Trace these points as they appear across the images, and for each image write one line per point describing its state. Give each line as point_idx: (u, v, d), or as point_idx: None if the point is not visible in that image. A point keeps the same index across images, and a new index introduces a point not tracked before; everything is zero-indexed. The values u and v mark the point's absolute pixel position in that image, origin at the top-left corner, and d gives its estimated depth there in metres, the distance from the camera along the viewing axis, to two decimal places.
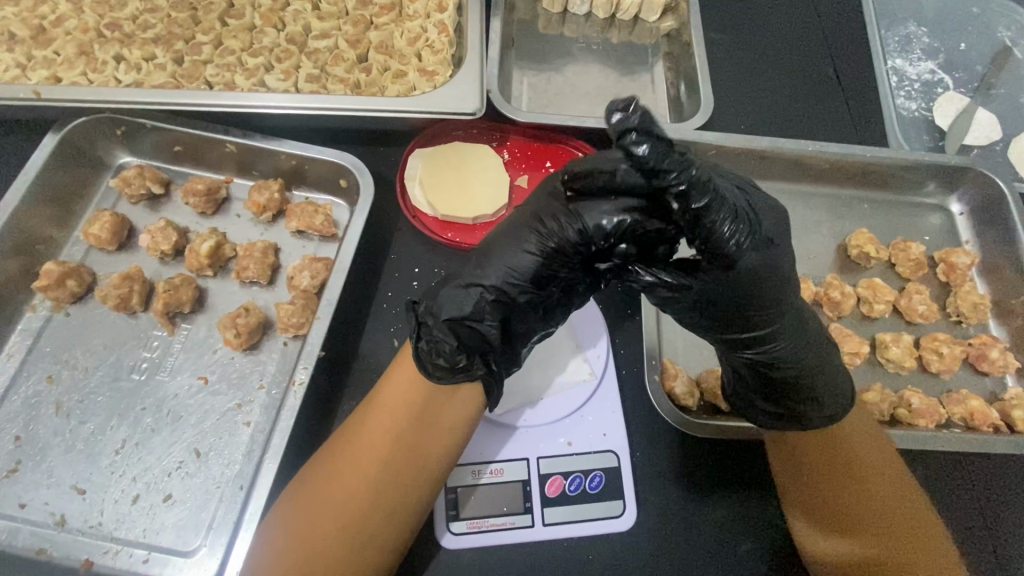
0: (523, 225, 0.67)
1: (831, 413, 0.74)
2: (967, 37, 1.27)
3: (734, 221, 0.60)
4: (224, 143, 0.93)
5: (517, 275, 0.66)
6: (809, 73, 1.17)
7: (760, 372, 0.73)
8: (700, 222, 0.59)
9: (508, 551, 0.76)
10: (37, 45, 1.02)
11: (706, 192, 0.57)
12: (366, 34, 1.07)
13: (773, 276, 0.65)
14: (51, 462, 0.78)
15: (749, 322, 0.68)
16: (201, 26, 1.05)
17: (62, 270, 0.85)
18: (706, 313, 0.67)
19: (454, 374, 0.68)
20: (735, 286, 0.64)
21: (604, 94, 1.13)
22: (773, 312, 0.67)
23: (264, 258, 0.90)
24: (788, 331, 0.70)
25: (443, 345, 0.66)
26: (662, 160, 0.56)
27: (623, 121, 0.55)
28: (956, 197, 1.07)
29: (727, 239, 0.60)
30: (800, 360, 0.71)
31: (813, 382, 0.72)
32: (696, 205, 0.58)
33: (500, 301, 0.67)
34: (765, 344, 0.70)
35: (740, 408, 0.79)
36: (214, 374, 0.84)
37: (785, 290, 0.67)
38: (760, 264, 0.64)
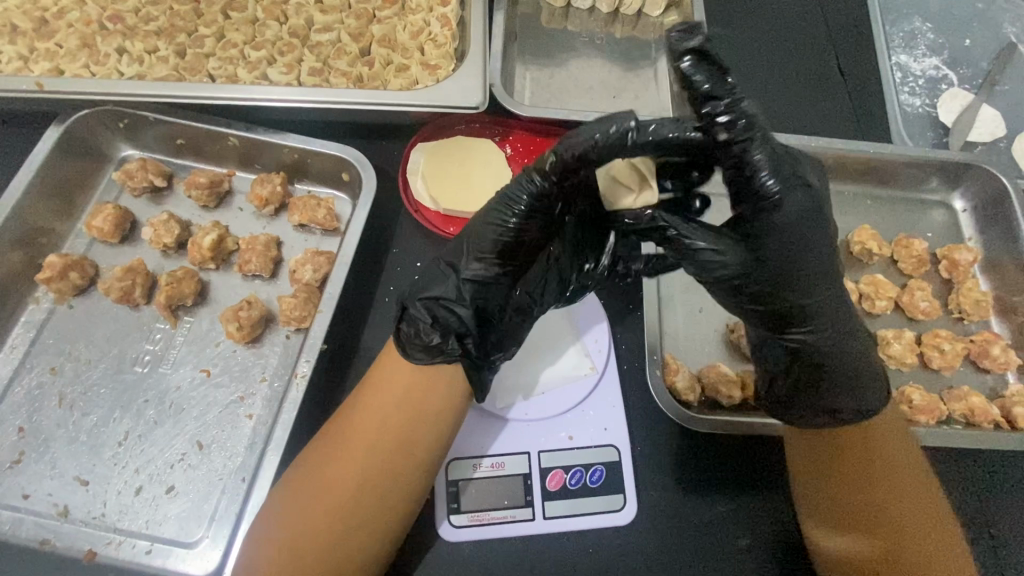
0: (489, 205, 0.69)
1: (858, 406, 0.76)
2: (972, 32, 1.26)
3: (777, 164, 0.62)
4: (226, 136, 0.93)
5: (484, 250, 0.68)
6: (813, 68, 1.16)
7: (803, 352, 0.73)
8: (744, 160, 0.61)
9: (508, 543, 0.77)
10: (40, 37, 1.02)
11: (752, 126, 0.60)
12: (368, 28, 1.07)
13: (809, 222, 0.65)
14: (54, 454, 0.78)
15: (789, 290, 0.67)
16: (203, 18, 1.05)
17: (64, 263, 0.86)
18: (752, 282, 0.66)
19: (434, 354, 0.69)
20: (781, 237, 0.64)
21: (607, 88, 1.12)
22: (814, 276, 0.68)
23: (266, 251, 0.90)
24: (830, 311, 0.71)
25: (419, 322, 0.68)
26: (718, 87, 0.59)
27: (681, 42, 0.59)
28: (960, 194, 1.07)
29: (766, 180, 0.61)
30: (838, 334, 0.72)
31: (851, 362, 0.73)
32: (740, 136, 0.60)
33: (473, 280, 0.69)
34: (809, 318, 0.70)
35: (773, 407, 0.80)
36: (217, 367, 0.84)
37: (825, 255, 0.68)
38: (797, 203, 0.63)
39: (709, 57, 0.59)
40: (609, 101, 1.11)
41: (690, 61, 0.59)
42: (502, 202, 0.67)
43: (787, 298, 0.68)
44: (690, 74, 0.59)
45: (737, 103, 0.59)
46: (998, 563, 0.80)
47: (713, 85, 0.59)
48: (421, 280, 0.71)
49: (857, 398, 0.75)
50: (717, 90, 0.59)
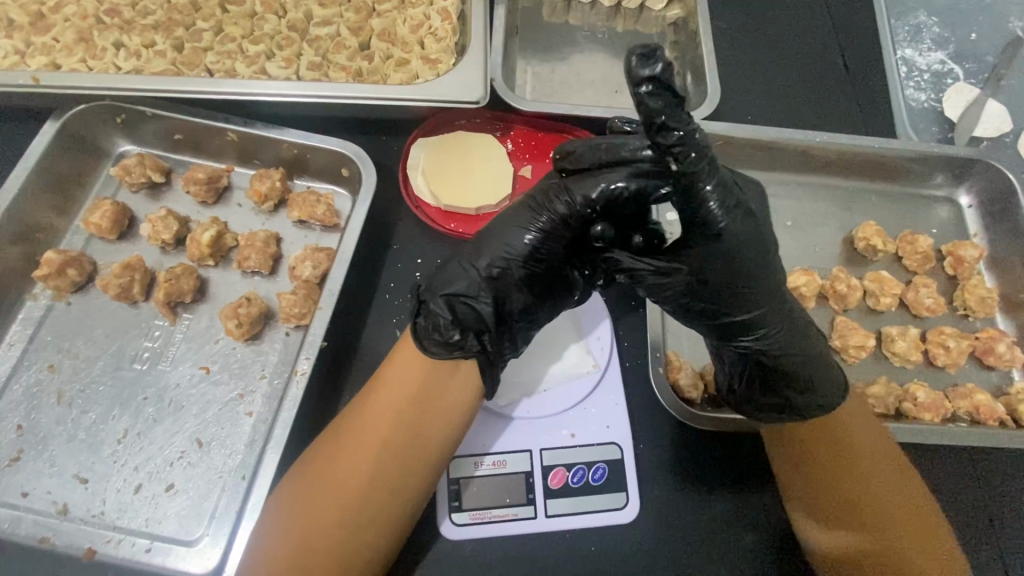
0: (519, 208, 0.69)
1: (818, 400, 0.73)
2: (978, 26, 1.25)
3: (722, 193, 0.61)
4: (224, 131, 0.92)
5: (512, 251, 0.68)
6: (818, 62, 1.15)
7: (751, 363, 0.72)
8: (691, 189, 0.59)
9: (510, 541, 0.76)
10: (36, 31, 1.01)
11: (703, 156, 0.57)
12: (368, 21, 1.06)
13: (752, 242, 0.64)
14: (53, 451, 0.78)
15: (734, 303, 0.67)
16: (201, 12, 1.04)
17: (62, 259, 0.85)
18: (693, 299, 0.67)
19: (451, 351, 0.67)
20: (725, 259, 0.64)
21: (609, 83, 1.11)
22: (757, 289, 0.67)
23: (266, 247, 0.89)
24: (775, 319, 0.69)
25: (439, 318, 0.66)
26: (672, 114, 0.54)
27: (639, 69, 0.51)
28: (965, 189, 1.06)
29: (710, 206, 0.61)
30: (786, 346, 0.70)
31: (812, 368, 0.72)
32: (689, 169, 0.57)
33: (493, 278, 0.68)
34: (757, 331, 0.69)
35: (739, 406, 0.77)
36: (216, 364, 0.84)
37: (769, 272, 0.67)
38: (735, 228, 0.63)
39: (667, 88, 0.52)
40: (611, 95, 1.10)
41: (649, 90, 0.52)
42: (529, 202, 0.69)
43: (730, 313, 0.68)
44: (648, 103, 0.52)
45: (692, 133, 0.56)
46: (1002, 561, 0.80)
47: (670, 115, 0.54)
48: (438, 275, 0.70)
49: (812, 391, 0.73)
50: (671, 120, 0.54)
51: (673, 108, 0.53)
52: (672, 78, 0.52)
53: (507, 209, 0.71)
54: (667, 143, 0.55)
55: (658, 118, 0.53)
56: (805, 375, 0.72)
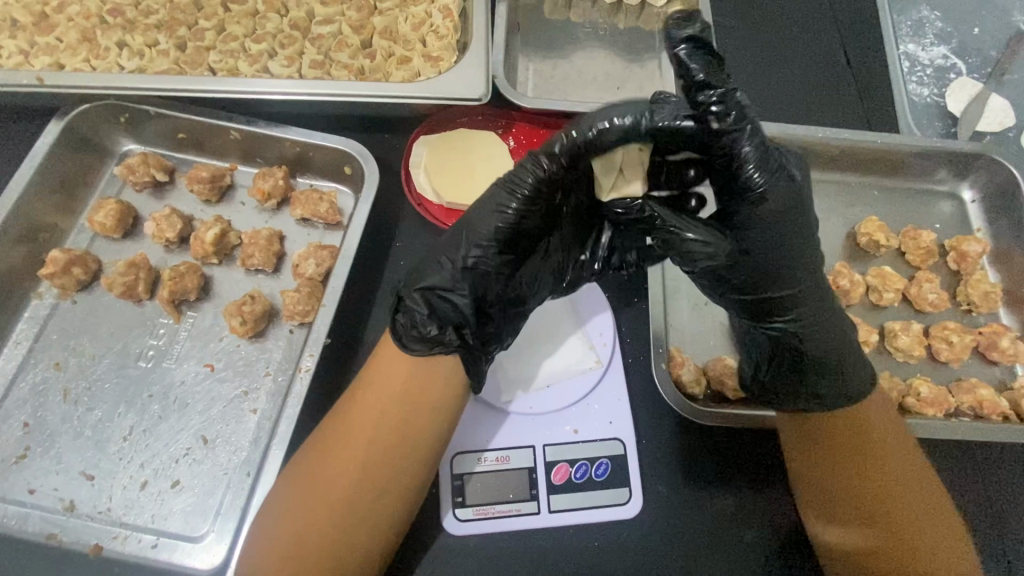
0: (483, 197, 0.69)
1: (842, 392, 0.75)
2: (981, 21, 1.24)
3: (765, 156, 0.62)
4: (227, 130, 0.92)
5: (484, 239, 0.68)
6: (819, 58, 1.15)
7: (783, 347, 0.74)
8: (732, 150, 0.62)
9: (513, 537, 0.76)
10: (39, 31, 1.01)
11: (743, 117, 0.61)
12: (370, 20, 1.06)
13: (791, 213, 0.66)
14: (59, 449, 0.78)
15: (770, 281, 0.69)
16: (204, 12, 1.04)
17: (68, 258, 0.85)
18: (735, 271, 0.68)
19: (431, 346, 0.69)
20: (764, 229, 0.66)
21: (610, 80, 1.11)
22: (791, 265, 0.68)
23: (269, 245, 0.89)
24: (808, 299, 0.71)
25: (416, 313, 0.68)
26: (714, 75, 0.59)
27: (677, 32, 0.60)
28: (968, 184, 1.06)
29: (751, 172, 0.62)
30: (815, 332, 0.73)
31: (841, 352, 0.74)
32: (732, 128, 0.60)
33: (469, 269, 0.68)
34: (787, 313, 0.72)
35: (759, 395, 0.79)
36: (221, 361, 0.84)
37: (809, 244, 0.69)
38: (778, 198, 0.64)
39: (704, 46, 0.60)
40: (613, 92, 1.10)
41: (686, 49, 0.59)
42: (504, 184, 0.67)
43: (768, 291, 0.70)
44: (683, 57, 0.59)
45: (731, 94, 0.60)
46: (1006, 555, 0.80)
47: (710, 73, 0.59)
48: (415, 271, 0.71)
49: (842, 382, 0.75)
50: (712, 79, 0.59)
51: (711, 67, 0.59)
52: (710, 37, 0.60)
53: (474, 200, 0.70)
54: (705, 98, 0.59)
55: (698, 75, 0.59)
56: (831, 361, 0.74)
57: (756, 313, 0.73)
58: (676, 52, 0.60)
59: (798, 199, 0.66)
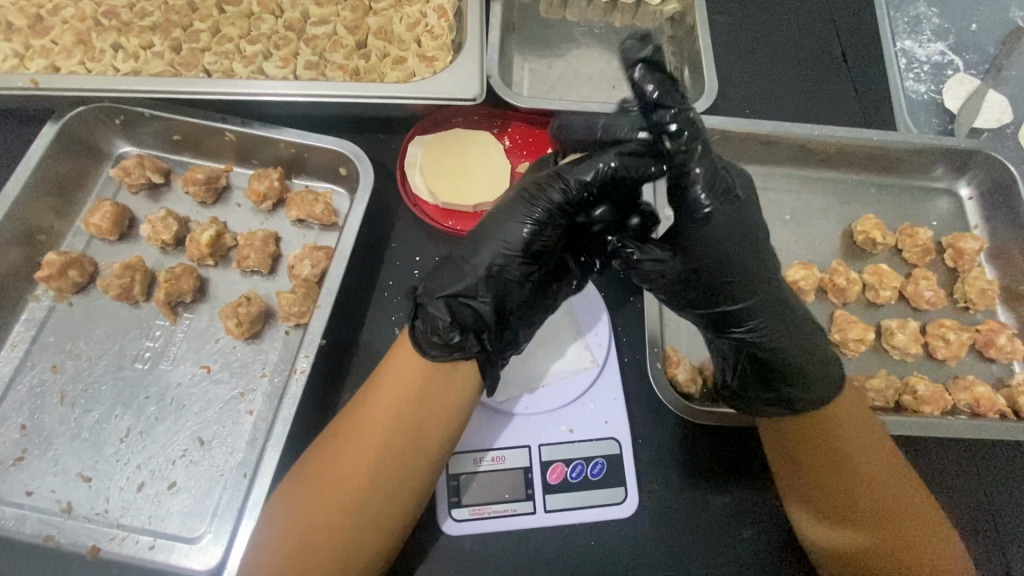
0: (512, 204, 0.69)
1: (817, 396, 0.73)
2: (978, 17, 1.24)
3: (711, 178, 0.64)
4: (223, 131, 0.92)
5: (510, 246, 0.68)
6: (815, 55, 1.14)
7: (743, 355, 0.74)
8: (685, 170, 0.63)
9: (509, 537, 0.77)
10: (35, 34, 1.02)
11: (696, 136, 0.62)
12: (365, 20, 1.06)
13: (736, 235, 0.68)
14: (57, 450, 0.79)
15: (723, 292, 0.70)
16: (198, 13, 1.04)
17: (63, 260, 0.85)
18: (688, 287, 0.69)
19: (450, 352, 0.68)
20: (715, 245, 0.67)
21: (606, 79, 1.11)
22: (745, 281, 0.70)
23: (265, 247, 0.89)
24: (765, 309, 0.71)
25: (437, 320, 0.67)
26: (667, 94, 0.62)
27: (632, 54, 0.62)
28: (965, 181, 1.06)
29: (698, 190, 0.64)
30: (774, 336, 0.72)
31: (805, 359, 0.73)
32: (684, 147, 0.62)
33: (491, 277, 0.68)
34: (747, 321, 0.72)
35: (729, 399, 0.77)
36: (217, 363, 0.84)
37: (757, 262, 0.70)
38: (721, 220, 0.66)
39: (658, 67, 0.63)
40: (608, 91, 1.10)
41: (641, 71, 0.62)
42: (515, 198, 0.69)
43: (723, 303, 0.71)
44: (640, 81, 0.62)
45: (684, 113, 0.62)
46: (1001, 553, 0.80)
47: (665, 94, 0.62)
48: (436, 276, 0.70)
49: (812, 389, 0.73)
50: (666, 98, 0.61)
51: (669, 88, 0.62)
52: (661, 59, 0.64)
53: (500, 208, 0.70)
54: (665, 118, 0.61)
55: (654, 94, 0.61)
56: (804, 367, 0.73)
57: (713, 328, 0.74)
58: (632, 74, 0.63)
59: (746, 217, 0.69)
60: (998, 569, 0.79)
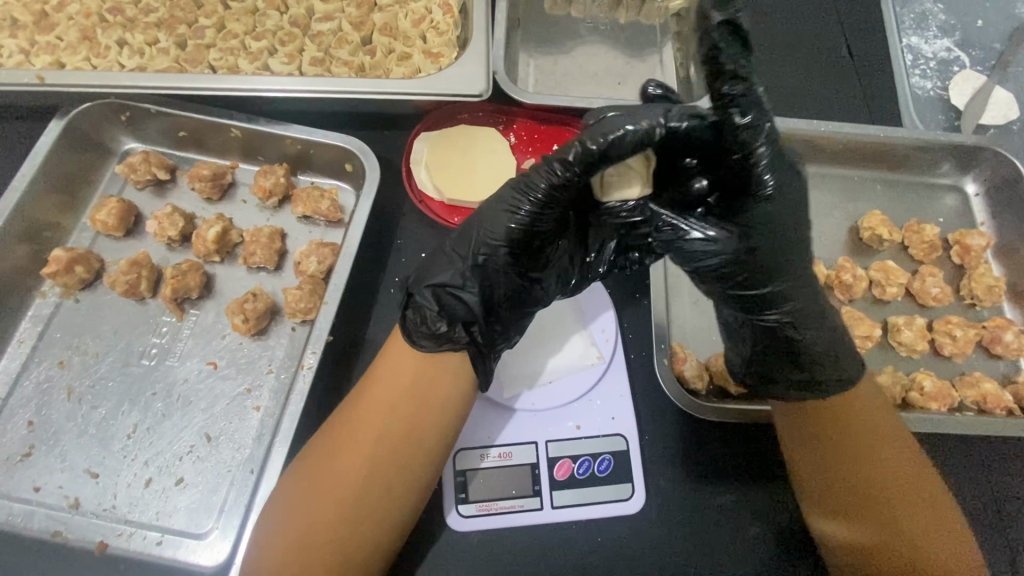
0: (502, 193, 0.70)
1: (838, 378, 0.74)
2: (984, 13, 1.23)
3: (773, 159, 0.66)
4: (228, 127, 0.92)
5: (496, 236, 0.69)
6: (821, 52, 1.14)
7: (780, 338, 0.72)
8: (749, 148, 0.65)
9: (517, 533, 0.77)
10: (40, 30, 1.02)
11: (764, 117, 0.65)
12: (370, 16, 1.06)
13: (791, 218, 0.69)
14: (64, 446, 0.79)
15: (772, 274, 0.69)
16: (204, 9, 1.04)
17: (70, 257, 0.85)
18: (737, 270, 0.69)
19: (439, 343, 0.69)
20: (766, 225, 0.68)
21: (611, 75, 1.11)
22: (799, 263, 0.70)
23: (271, 243, 0.89)
24: (809, 292, 0.71)
25: (426, 311, 0.68)
26: (745, 68, 0.63)
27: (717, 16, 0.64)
28: (972, 177, 1.05)
29: (764, 172, 0.66)
30: (812, 320, 0.71)
31: (837, 347, 0.73)
32: (753, 125, 0.64)
33: (479, 267, 0.69)
34: (784, 304, 0.71)
35: (753, 383, 0.76)
36: (224, 359, 0.84)
37: (806, 246, 0.71)
38: (783, 199, 0.68)
39: (740, 37, 0.64)
40: (613, 87, 1.10)
41: (720, 37, 0.63)
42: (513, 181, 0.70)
43: (775, 282, 0.70)
44: (721, 45, 0.63)
45: (754, 94, 0.64)
46: (1010, 549, 0.80)
47: (739, 64, 0.63)
48: (427, 268, 0.71)
49: (838, 369, 0.74)
50: (741, 74, 0.63)
51: (739, 61, 0.63)
52: (746, 30, 0.65)
53: (490, 197, 0.71)
54: (723, 92, 0.64)
55: (721, 69, 0.63)
56: (834, 351, 0.73)
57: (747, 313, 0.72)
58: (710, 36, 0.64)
59: (801, 197, 0.69)
60: (1008, 565, 0.79)
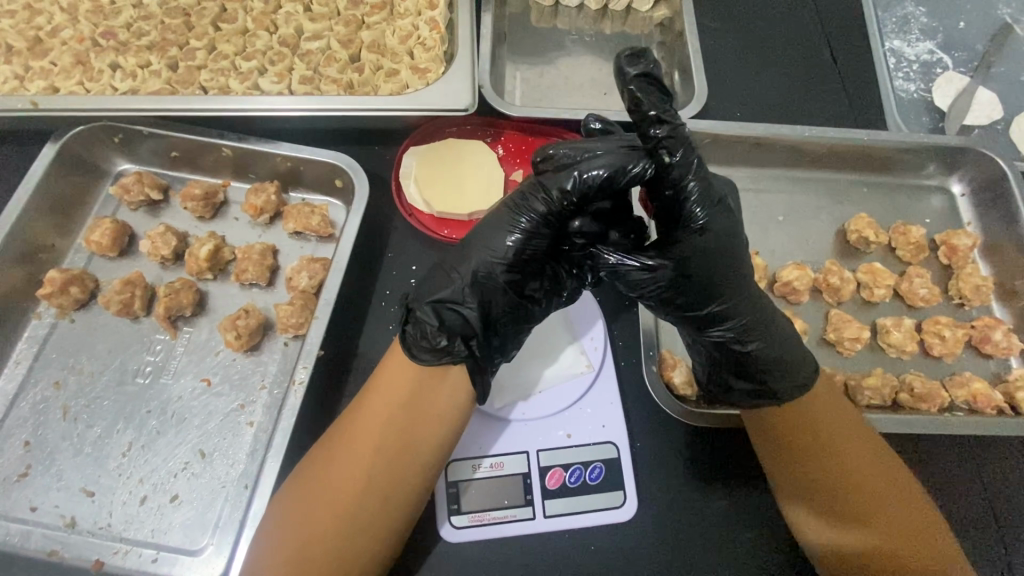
0: (499, 214, 0.70)
1: (799, 386, 0.76)
2: (966, 15, 1.25)
3: (705, 191, 0.66)
4: (219, 147, 0.94)
5: (494, 256, 0.69)
6: (804, 58, 1.15)
7: (727, 352, 0.74)
8: (678, 184, 0.65)
9: (509, 543, 0.77)
10: (34, 56, 1.04)
11: (689, 151, 0.64)
12: (357, 34, 1.07)
13: (730, 240, 0.68)
14: (60, 466, 0.80)
15: (715, 298, 0.70)
16: (195, 31, 1.06)
17: (64, 277, 0.87)
18: (676, 295, 0.70)
19: (440, 357, 0.69)
20: (705, 254, 0.67)
21: (598, 85, 1.13)
22: (737, 288, 0.70)
23: (263, 260, 0.90)
24: (753, 313, 0.72)
25: (425, 325, 0.68)
26: (664, 109, 0.63)
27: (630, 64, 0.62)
28: (957, 178, 1.06)
29: (693, 204, 0.66)
30: (758, 335, 0.73)
31: (786, 359, 0.74)
32: (680, 162, 0.64)
33: (477, 282, 0.69)
34: (727, 322, 0.72)
35: (717, 391, 0.79)
36: (217, 376, 0.85)
37: (743, 268, 0.70)
38: (719, 229, 0.67)
39: (655, 82, 0.63)
40: (600, 97, 1.11)
41: (638, 81, 0.62)
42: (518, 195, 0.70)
43: (712, 307, 0.70)
44: (638, 93, 0.62)
45: (679, 128, 0.63)
46: (1003, 548, 0.80)
47: (660, 107, 0.62)
48: (426, 284, 0.72)
49: (791, 378, 0.75)
50: (663, 115, 0.62)
51: (660, 100, 0.63)
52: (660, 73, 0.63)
53: (486, 218, 0.72)
54: (654, 133, 0.63)
55: (650, 112, 0.62)
56: (784, 362, 0.74)
57: (695, 331, 0.74)
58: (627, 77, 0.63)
59: (737, 225, 0.69)
60: (1001, 564, 0.79)
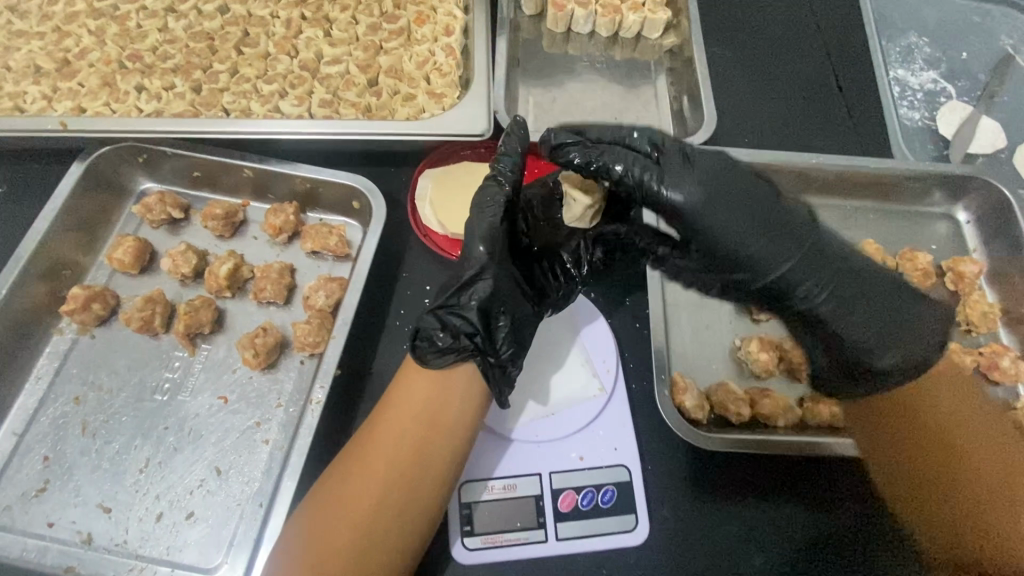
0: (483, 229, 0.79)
1: (886, 359, 0.84)
2: (968, 46, 1.28)
3: (662, 175, 0.77)
4: (241, 168, 0.96)
5: (481, 263, 0.78)
6: (811, 86, 1.18)
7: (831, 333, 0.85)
8: (641, 185, 0.78)
9: (522, 566, 0.77)
10: (62, 77, 1.07)
11: (625, 160, 0.77)
12: (376, 59, 1.10)
13: (744, 215, 0.79)
14: (77, 482, 0.80)
15: (752, 280, 0.82)
16: (218, 55, 1.09)
17: (87, 294, 0.88)
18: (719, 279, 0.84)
19: (447, 355, 0.75)
20: (719, 239, 0.79)
21: (609, 111, 1.15)
22: (772, 263, 0.80)
23: (281, 278, 0.92)
24: (806, 281, 0.81)
25: (432, 330, 0.76)
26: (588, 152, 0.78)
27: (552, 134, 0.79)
28: (962, 206, 1.08)
29: (659, 191, 0.78)
30: (842, 308, 0.82)
31: (882, 326, 0.83)
32: (623, 172, 0.77)
33: (472, 285, 0.77)
34: (812, 300, 0.82)
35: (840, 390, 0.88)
36: (234, 394, 0.86)
37: (774, 245, 0.80)
38: (717, 212, 0.78)
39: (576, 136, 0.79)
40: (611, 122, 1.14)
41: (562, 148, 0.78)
42: (502, 206, 0.81)
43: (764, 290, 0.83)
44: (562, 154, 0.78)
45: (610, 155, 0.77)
46: None
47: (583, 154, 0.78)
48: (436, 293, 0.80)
49: (904, 348, 0.84)
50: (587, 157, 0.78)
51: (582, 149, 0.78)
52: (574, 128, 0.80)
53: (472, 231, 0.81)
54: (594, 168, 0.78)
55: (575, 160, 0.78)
56: (887, 328, 0.84)
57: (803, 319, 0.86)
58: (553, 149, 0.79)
59: (751, 204, 0.80)
60: None
